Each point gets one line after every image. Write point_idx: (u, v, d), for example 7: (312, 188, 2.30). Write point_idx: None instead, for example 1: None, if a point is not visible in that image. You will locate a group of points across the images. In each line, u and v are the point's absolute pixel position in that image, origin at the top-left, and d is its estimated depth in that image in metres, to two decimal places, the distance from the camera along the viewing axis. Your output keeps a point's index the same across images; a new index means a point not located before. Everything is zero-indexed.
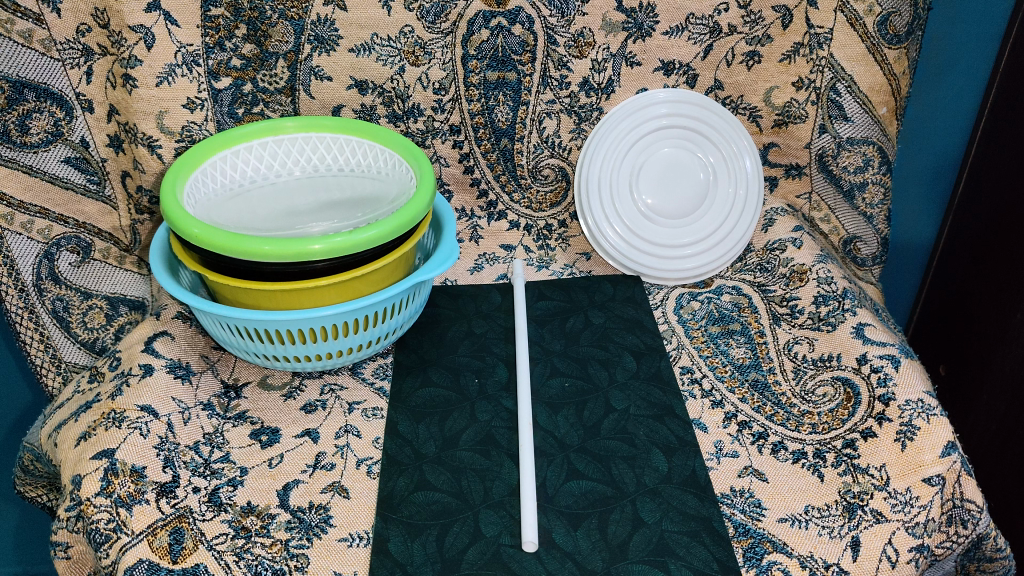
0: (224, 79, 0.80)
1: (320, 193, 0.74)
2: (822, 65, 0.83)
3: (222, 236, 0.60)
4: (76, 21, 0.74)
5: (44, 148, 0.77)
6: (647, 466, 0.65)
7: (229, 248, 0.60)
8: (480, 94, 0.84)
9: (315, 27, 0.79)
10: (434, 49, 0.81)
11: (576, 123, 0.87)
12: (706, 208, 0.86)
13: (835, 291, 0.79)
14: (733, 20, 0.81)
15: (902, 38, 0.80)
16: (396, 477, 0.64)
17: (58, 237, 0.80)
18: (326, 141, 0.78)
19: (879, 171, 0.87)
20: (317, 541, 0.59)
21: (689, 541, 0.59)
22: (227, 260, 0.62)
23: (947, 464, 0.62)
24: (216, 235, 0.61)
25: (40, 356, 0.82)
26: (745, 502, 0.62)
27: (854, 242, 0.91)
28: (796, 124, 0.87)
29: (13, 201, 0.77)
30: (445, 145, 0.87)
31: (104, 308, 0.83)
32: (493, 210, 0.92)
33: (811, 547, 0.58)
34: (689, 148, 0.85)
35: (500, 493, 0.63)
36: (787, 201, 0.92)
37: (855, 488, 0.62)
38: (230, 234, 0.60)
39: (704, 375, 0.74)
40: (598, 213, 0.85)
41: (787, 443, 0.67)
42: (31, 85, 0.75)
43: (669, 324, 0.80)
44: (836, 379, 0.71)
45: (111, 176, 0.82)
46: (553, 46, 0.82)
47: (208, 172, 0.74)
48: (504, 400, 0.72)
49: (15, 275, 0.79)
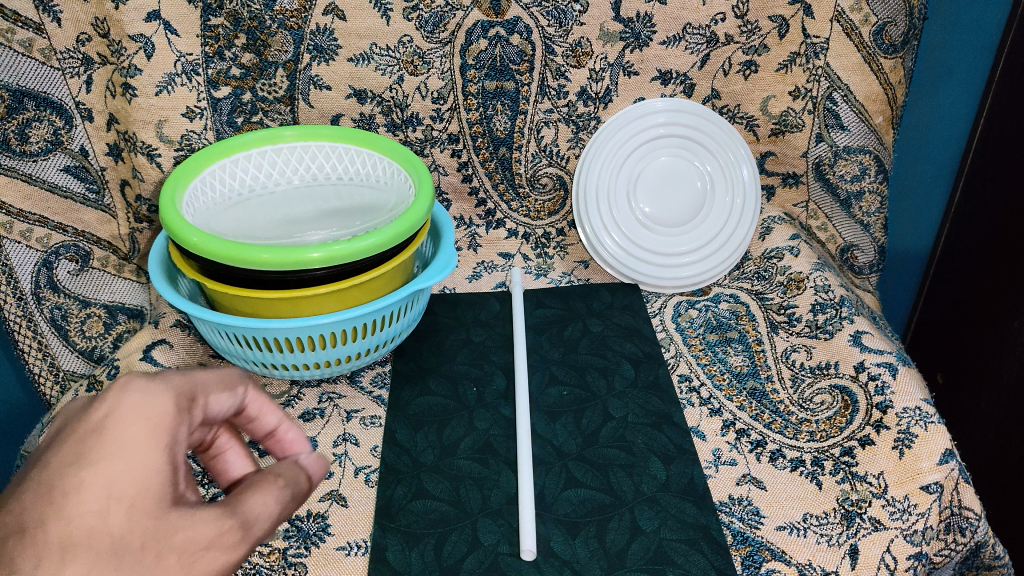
0: (224, 88, 0.81)
1: (319, 201, 0.75)
2: (819, 74, 0.83)
3: (222, 245, 0.61)
4: (76, 30, 0.74)
5: (44, 156, 0.76)
6: (646, 474, 0.65)
7: (228, 256, 0.60)
8: (478, 103, 0.84)
9: (315, 37, 0.79)
10: (434, 58, 0.81)
11: (574, 131, 0.87)
12: (703, 216, 0.86)
13: (832, 299, 0.79)
14: (729, 29, 0.82)
15: (898, 47, 0.80)
16: (394, 485, 0.64)
17: (57, 245, 0.80)
18: (325, 150, 0.78)
19: (875, 180, 0.87)
20: (315, 550, 0.59)
21: (688, 549, 0.59)
22: (226, 268, 0.62)
23: (945, 471, 0.62)
24: (215, 243, 0.61)
25: (38, 364, 0.80)
26: (744, 509, 0.62)
27: (851, 250, 0.91)
28: (793, 133, 0.87)
29: (13, 209, 0.76)
30: (444, 153, 0.88)
31: (102, 317, 0.84)
32: (491, 218, 0.92)
33: (810, 554, 0.58)
34: (686, 157, 0.86)
35: (498, 502, 0.63)
36: (784, 209, 0.93)
37: (853, 496, 0.62)
38: (229, 242, 0.61)
39: (702, 383, 0.74)
40: (596, 221, 0.85)
41: (786, 451, 0.67)
42: (31, 94, 0.74)
43: (667, 332, 0.81)
44: (834, 387, 0.71)
45: (110, 185, 0.82)
46: (551, 55, 0.82)
47: (207, 181, 0.74)
48: (503, 408, 0.72)
49: (14, 283, 0.77)
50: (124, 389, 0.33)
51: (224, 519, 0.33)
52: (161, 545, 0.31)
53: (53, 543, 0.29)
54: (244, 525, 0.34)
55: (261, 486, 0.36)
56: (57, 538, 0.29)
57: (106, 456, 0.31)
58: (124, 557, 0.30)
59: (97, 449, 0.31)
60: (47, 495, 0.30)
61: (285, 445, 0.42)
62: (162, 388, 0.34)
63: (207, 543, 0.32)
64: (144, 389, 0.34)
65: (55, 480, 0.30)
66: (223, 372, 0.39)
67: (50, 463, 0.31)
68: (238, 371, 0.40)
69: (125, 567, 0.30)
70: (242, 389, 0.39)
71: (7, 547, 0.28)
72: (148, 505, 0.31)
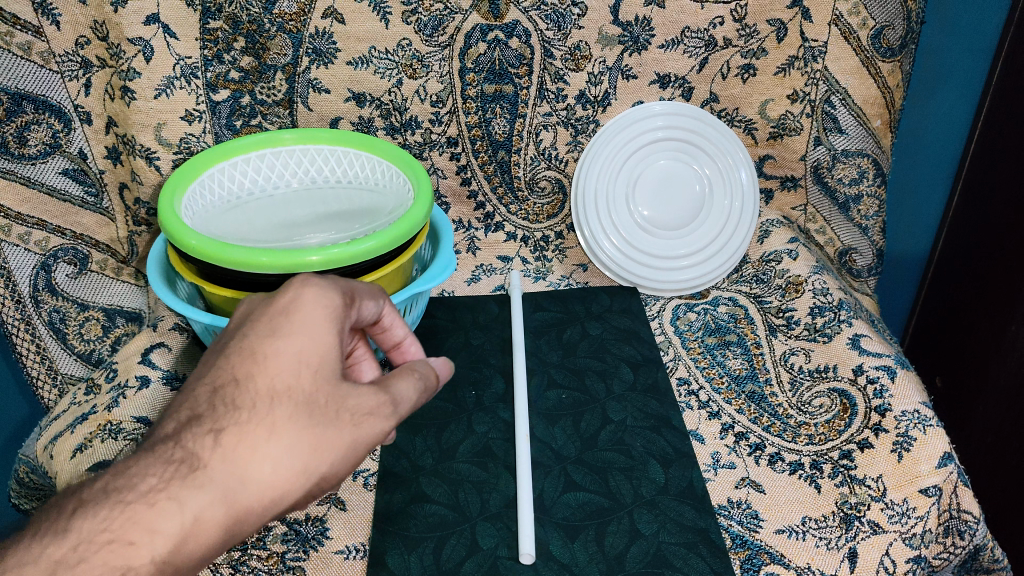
0: (222, 91, 0.80)
1: (318, 204, 0.75)
2: (817, 78, 0.83)
3: (211, 245, 0.61)
4: (76, 34, 0.74)
5: (43, 159, 0.77)
6: (645, 478, 0.65)
7: (216, 256, 0.61)
8: (477, 107, 0.84)
9: (313, 40, 0.79)
10: (432, 61, 0.81)
11: (573, 135, 0.87)
12: (701, 219, 0.86)
13: (831, 302, 0.79)
14: (728, 33, 0.82)
15: (896, 51, 0.81)
16: (393, 489, 0.64)
17: (55, 248, 0.80)
18: (324, 153, 0.78)
19: (873, 183, 0.87)
20: (313, 554, 0.60)
21: (687, 553, 0.59)
22: (216, 269, 0.62)
23: (944, 474, 0.62)
24: (204, 242, 0.61)
25: (37, 367, 0.82)
26: (742, 513, 0.62)
27: (849, 253, 0.91)
28: (791, 137, 0.87)
29: (10, 212, 0.77)
30: (442, 156, 0.88)
31: (100, 320, 0.83)
32: (490, 221, 0.92)
33: (809, 558, 0.58)
34: (684, 160, 0.86)
35: (497, 505, 0.63)
36: (782, 213, 0.93)
37: (852, 499, 0.62)
38: (218, 242, 0.61)
39: (700, 386, 0.74)
40: (595, 224, 0.85)
41: (785, 454, 0.67)
42: (30, 97, 0.75)
43: (666, 335, 0.81)
44: (833, 391, 0.71)
45: (109, 188, 0.82)
46: (550, 59, 0.82)
47: (206, 184, 0.74)
48: (501, 411, 0.72)
49: (12, 287, 0.79)
50: (305, 285, 0.45)
51: (379, 395, 0.46)
52: (338, 405, 0.44)
53: (261, 391, 0.42)
54: (394, 400, 0.46)
55: (405, 376, 0.48)
56: (265, 389, 0.42)
57: (295, 333, 0.44)
58: (312, 408, 0.43)
59: (288, 327, 0.44)
60: (256, 355, 0.43)
61: (406, 355, 0.55)
62: (331, 287, 0.46)
63: (368, 409, 0.45)
64: (319, 289, 0.45)
65: (260, 345, 0.43)
66: (371, 286, 0.50)
67: (256, 332, 0.44)
68: (378, 288, 0.52)
69: (314, 415, 0.43)
70: (383, 302, 0.51)
71: (230, 392, 0.42)
72: (323, 374, 0.44)
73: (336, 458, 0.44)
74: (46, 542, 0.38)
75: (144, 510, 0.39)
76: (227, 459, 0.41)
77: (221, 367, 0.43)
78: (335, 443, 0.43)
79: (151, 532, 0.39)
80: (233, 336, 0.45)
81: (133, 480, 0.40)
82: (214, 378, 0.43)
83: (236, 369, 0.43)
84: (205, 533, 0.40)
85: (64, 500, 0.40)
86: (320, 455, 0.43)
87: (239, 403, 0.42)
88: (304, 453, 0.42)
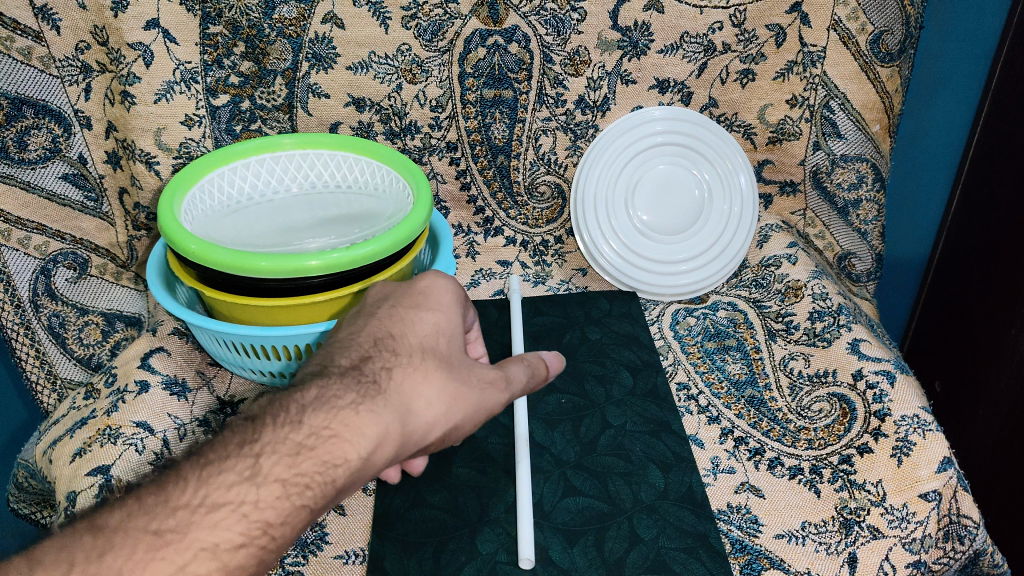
0: (222, 96, 0.81)
1: (318, 210, 0.75)
2: (816, 83, 0.83)
3: (199, 245, 0.61)
4: (76, 38, 0.75)
5: (42, 164, 0.77)
6: (644, 483, 0.65)
7: (202, 257, 0.61)
8: (477, 111, 0.84)
9: (313, 45, 0.79)
10: (432, 66, 0.81)
11: (572, 140, 0.88)
12: (701, 223, 0.86)
13: (830, 307, 0.79)
14: (727, 38, 0.82)
15: (894, 56, 0.80)
16: (392, 494, 0.64)
17: (55, 253, 0.80)
18: (323, 157, 0.78)
19: (873, 188, 0.87)
20: (312, 559, 0.60)
21: (687, 557, 0.59)
22: (203, 269, 0.62)
23: (943, 479, 0.62)
24: (193, 242, 0.62)
25: (36, 372, 0.82)
26: (742, 518, 0.62)
27: (848, 258, 0.91)
28: (791, 141, 0.88)
29: (10, 217, 0.77)
30: (441, 161, 0.88)
31: (100, 324, 0.83)
32: (490, 225, 0.92)
33: (808, 562, 0.59)
34: (683, 165, 0.86)
35: (497, 510, 0.63)
36: (781, 217, 0.93)
37: (851, 504, 0.62)
38: (206, 243, 0.61)
39: (700, 391, 0.74)
40: (593, 228, 0.85)
41: (784, 459, 0.67)
42: (30, 102, 0.75)
43: (666, 340, 0.81)
44: (832, 396, 0.71)
45: (108, 193, 0.82)
46: (549, 64, 0.82)
47: (206, 189, 0.74)
48: (501, 416, 0.72)
49: (12, 291, 0.79)
50: (438, 277, 0.54)
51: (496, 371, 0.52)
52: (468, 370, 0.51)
53: (413, 345, 0.49)
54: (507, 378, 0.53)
55: (518, 361, 0.55)
56: (416, 344, 0.49)
57: (437, 310, 0.51)
58: (451, 366, 0.50)
59: (432, 304, 0.51)
60: (404, 320, 0.50)
61: None
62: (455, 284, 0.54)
63: (491, 378, 0.51)
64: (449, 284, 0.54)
65: (409, 314, 0.51)
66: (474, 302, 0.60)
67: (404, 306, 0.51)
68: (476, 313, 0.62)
69: (453, 372, 0.50)
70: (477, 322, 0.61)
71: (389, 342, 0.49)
72: (455, 344, 0.51)
73: (466, 410, 0.50)
74: (287, 428, 0.43)
75: (351, 416, 0.44)
76: (399, 388, 0.47)
77: (376, 324, 0.50)
78: (470, 399, 0.50)
79: (357, 435, 0.44)
80: (380, 306, 0.52)
81: (337, 393, 0.45)
82: (372, 331, 0.50)
83: (391, 326, 0.50)
84: (386, 449, 0.46)
85: (281, 396, 0.45)
86: (457, 407, 0.49)
87: (398, 351, 0.48)
88: (447, 400, 0.49)
